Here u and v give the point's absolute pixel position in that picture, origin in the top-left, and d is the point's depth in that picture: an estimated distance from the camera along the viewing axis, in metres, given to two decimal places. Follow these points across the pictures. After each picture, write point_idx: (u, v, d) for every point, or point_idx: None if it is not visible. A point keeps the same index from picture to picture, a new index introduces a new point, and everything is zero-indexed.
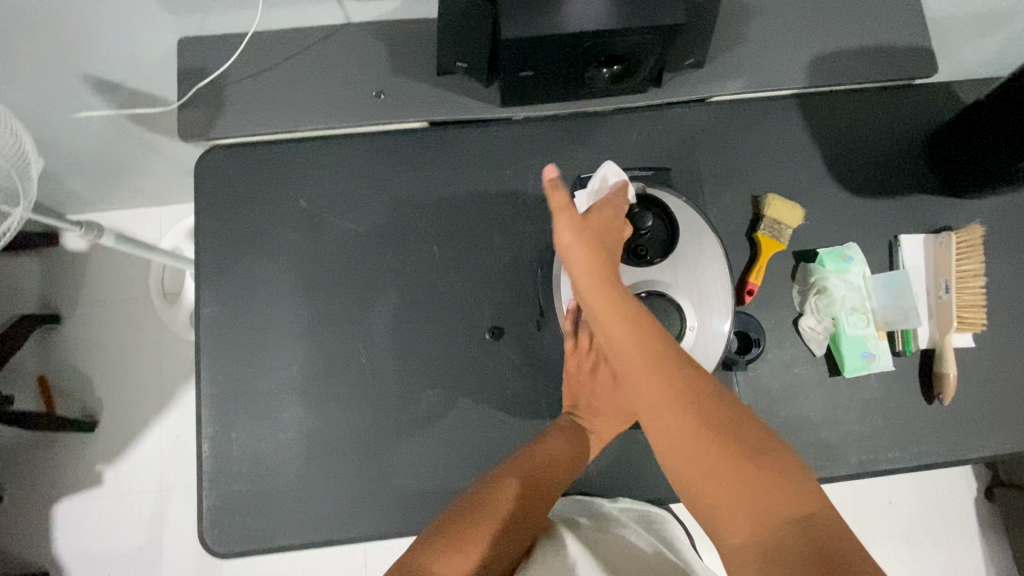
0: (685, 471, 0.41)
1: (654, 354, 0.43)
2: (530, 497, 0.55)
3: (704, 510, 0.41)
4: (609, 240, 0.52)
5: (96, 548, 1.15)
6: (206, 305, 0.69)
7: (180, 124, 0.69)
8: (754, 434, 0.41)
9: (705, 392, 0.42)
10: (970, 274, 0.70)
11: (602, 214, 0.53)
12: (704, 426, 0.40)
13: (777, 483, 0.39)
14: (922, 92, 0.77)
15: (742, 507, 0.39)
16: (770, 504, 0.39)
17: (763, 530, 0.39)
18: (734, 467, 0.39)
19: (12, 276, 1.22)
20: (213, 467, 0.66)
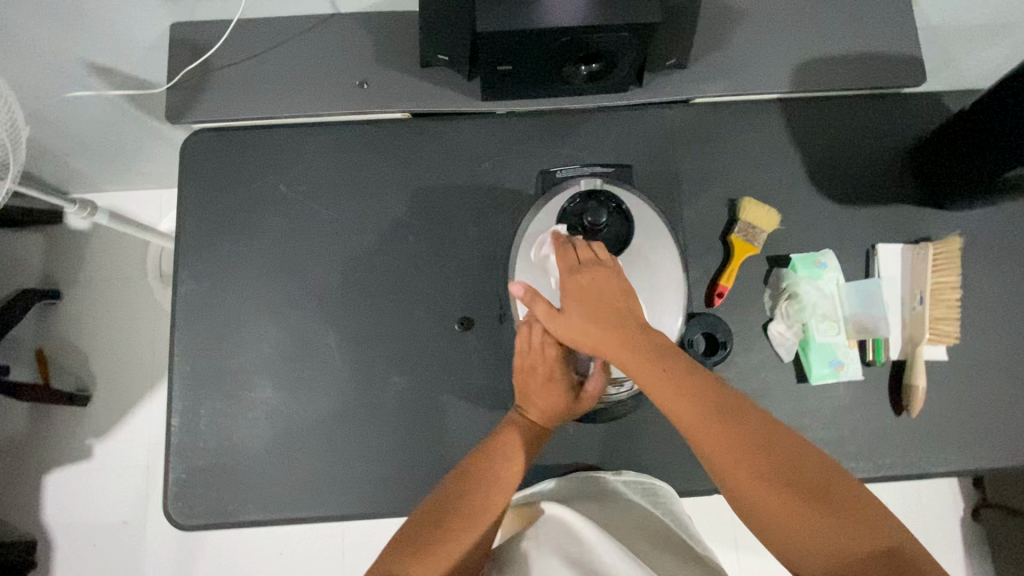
0: (761, 513, 0.46)
1: (708, 411, 0.49)
2: (495, 495, 0.54)
3: (786, 550, 0.46)
4: (596, 302, 0.54)
5: (82, 518, 1.17)
6: (185, 283, 0.71)
7: (168, 106, 0.71)
8: (818, 472, 0.46)
9: (769, 441, 0.47)
10: (947, 286, 0.69)
11: (575, 281, 0.55)
12: (768, 470, 0.46)
13: (853, 517, 0.44)
14: (910, 101, 0.76)
15: (820, 543, 0.44)
16: (847, 535, 0.44)
17: (845, 559, 0.43)
18: (808, 507, 0.45)
19: (16, 250, 1.25)
20: (182, 440, 0.67)
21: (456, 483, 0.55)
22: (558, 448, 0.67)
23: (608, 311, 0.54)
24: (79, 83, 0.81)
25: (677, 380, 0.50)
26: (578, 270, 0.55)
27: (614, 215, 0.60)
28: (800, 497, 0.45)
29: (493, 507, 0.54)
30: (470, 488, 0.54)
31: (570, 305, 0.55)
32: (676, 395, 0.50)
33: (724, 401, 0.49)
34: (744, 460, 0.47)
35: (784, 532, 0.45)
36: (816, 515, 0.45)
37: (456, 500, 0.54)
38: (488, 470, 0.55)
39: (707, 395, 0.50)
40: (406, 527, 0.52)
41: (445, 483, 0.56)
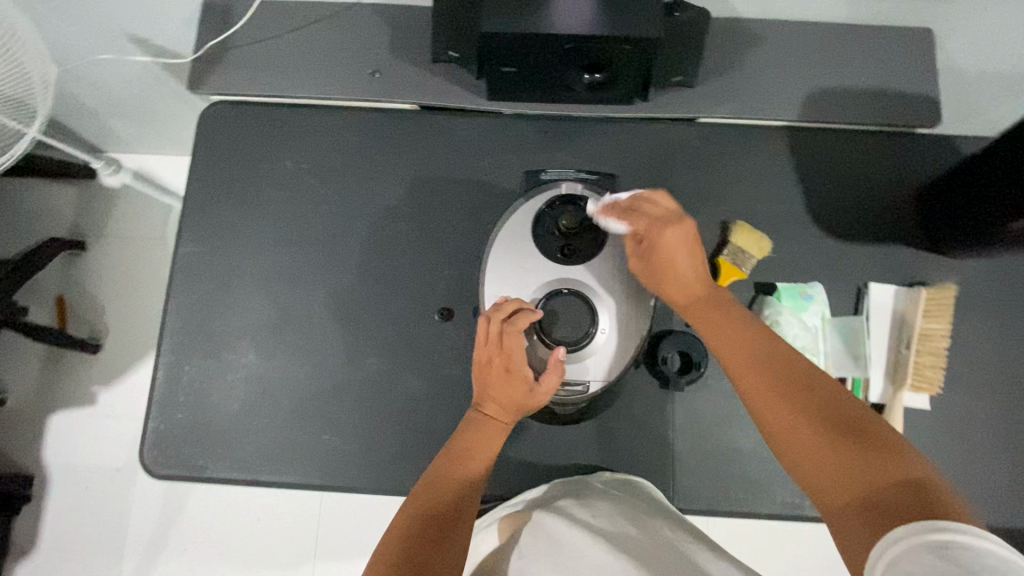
0: (792, 452, 0.44)
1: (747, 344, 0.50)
2: (465, 493, 0.54)
3: (812, 485, 0.42)
4: (684, 253, 0.56)
5: (78, 461, 1.23)
6: (186, 245, 0.74)
7: (191, 77, 0.75)
8: (849, 410, 0.43)
9: (802, 377, 0.46)
10: (936, 333, 0.67)
11: (674, 236, 0.56)
12: (798, 399, 0.45)
13: (880, 451, 0.40)
14: (923, 142, 0.74)
15: (841, 471, 0.41)
16: (869, 465, 0.40)
17: (868, 493, 0.39)
18: (833, 439, 0.42)
19: (49, 199, 1.32)
20: (164, 393, 0.70)
21: (422, 484, 0.54)
22: (521, 447, 0.68)
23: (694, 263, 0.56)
24: (115, 47, 0.85)
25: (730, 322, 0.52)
26: (667, 221, 0.56)
27: (590, 221, 0.63)
28: (825, 430, 0.43)
29: (460, 499, 0.53)
30: (430, 488, 0.54)
31: (657, 250, 0.56)
32: (722, 331, 0.52)
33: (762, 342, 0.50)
34: (775, 394, 0.46)
35: (807, 466, 0.43)
36: (842, 447, 0.41)
37: (426, 503, 0.52)
38: (452, 471, 0.55)
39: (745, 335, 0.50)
40: (384, 535, 0.51)
41: (413, 491, 0.54)
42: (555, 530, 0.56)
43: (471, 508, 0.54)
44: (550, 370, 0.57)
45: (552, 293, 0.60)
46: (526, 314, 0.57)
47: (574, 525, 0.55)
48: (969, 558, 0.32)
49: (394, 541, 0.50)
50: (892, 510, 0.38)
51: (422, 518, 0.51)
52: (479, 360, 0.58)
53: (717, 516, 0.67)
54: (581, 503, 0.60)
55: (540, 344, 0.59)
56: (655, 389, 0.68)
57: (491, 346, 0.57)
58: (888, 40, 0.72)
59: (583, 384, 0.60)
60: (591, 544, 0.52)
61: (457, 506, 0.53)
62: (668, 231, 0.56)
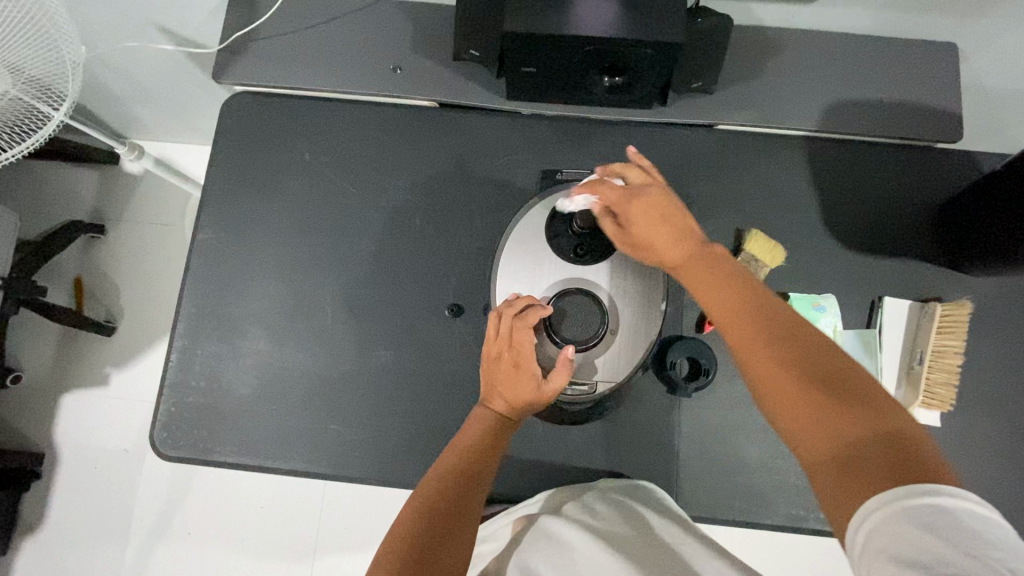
0: (779, 411, 0.44)
1: (732, 297, 0.49)
2: (472, 490, 0.54)
3: (793, 439, 0.43)
4: (659, 225, 0.53)
5: (88, 441, 1.25)
6: (204, 231, 0.75)
7: (217, 67, 0.76)
8: (835, 369, 0.43)
9: (792, 335, 0.46)
10: (950, 350, 0.66)
11: (641, 206, 0.54)
12: (780, 355, 0.45)
13: (862, 410, 0.41)
14: (942, 157, 0.73)
15: (820, 427, 0.41)
16: (849, 422, 0.41)
17: (849, 451, 0.40)
18: (821, 397, 0.42)
19: (72, 182, 1.35)
20: (176, 376, 0.72)
21: (428, 479, 0.54)
22: (525, 446, 0.68)
23: (670, 227, 0.53)
24: (144, 35, 0.87)
25: (713, 273, 0.50)
26: (638, 195, 0.55)
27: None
28: (811, 388, 0.42)
29: (465, 494, 0.53)
30: (437, 483, 0.54)
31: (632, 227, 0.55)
32: (705, 285, 0.50)
33: (754, 299, 0.48)
34: (764, 353, 0.45)
35: (787, 419, 0.43)
36: (826, 405, 0.42)
37: (433, 499, 0.52)
38: (458, 466, 0.55)
39: (737, 292, 0.49)
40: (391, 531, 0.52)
41: (419, 486, 0.54)
42: (560, 535, 0.56)
43: (478, 504, 0.54)
44: (558, 368, 0.56)
45: (563, 291, 0.60)
46: (536, 310, 0.57)
47: (580, 530, 0.56)
48: (948, 523, 0.34)
49: (399, 538, 0.50)
50: (871, 469, 0.38)
51: (430, 516, 0.51)
52: (488, 355, 0.58)
53: (719, 523, 0.66)
54: (586, 509, 0.60)
55: (549, 342, 0.59)
56: (661, 394, 0.68)
57: (501, 342, 0.57)
58: (912, 53, 0.72)
59: (591, 385, 0.60)
60: (597, 553, 0.53)
61: (462, 503, 0.53)
62: (639, 204, 0.54)
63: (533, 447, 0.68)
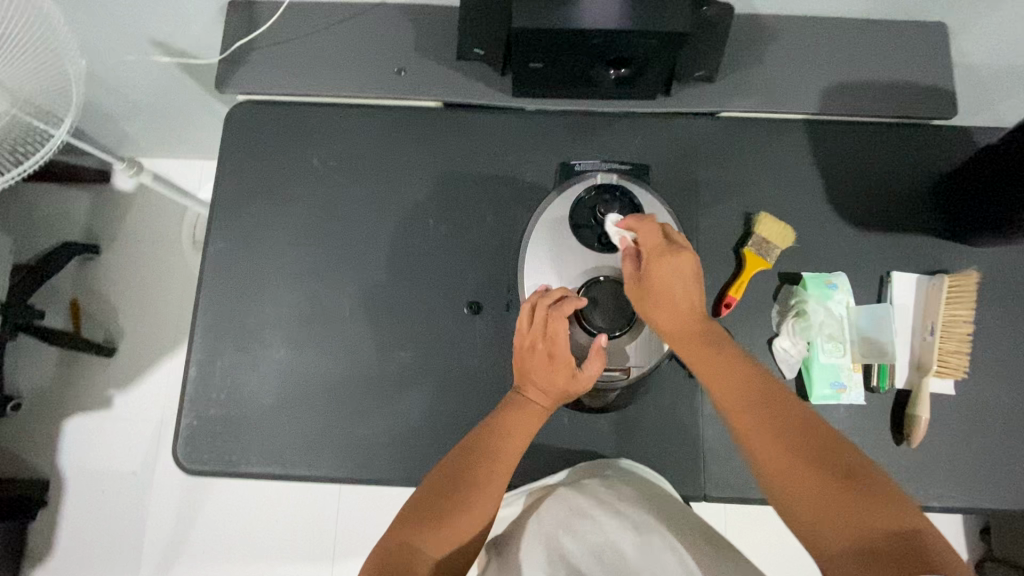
0: (795, 497, 0.47)
1: (747, 386, 0.53)
2: (498, 471, 0.55)
3: (812, 527, 0.46)
4: (680, 295, 0.56)
5: (94, 465, 1.22)
6: (215, 242, 0.75)
7: (218, 77, 0.75)
8: (845, 459, 0.48)
9: (807, 429, 0.50)
10: (959, 320, 0.69)
11: (670, 273, 0.56)
12: (795, 446, 0.49)
13: (876, 504, 0.44)
14: (939, 133, 0.75)
15: (838, 517, 0.45)
16: (865, 514, 0.44)
17: (867, 541, 0.43)
18: (836, 488, 0.46)
19: (62, 203, 1.32)
20: (196, 390, 0.71)
21: (458, 461, 0.55)
22: (552, 437, 0.68)
23: (686, 300, 0.57)
24: (139, 50, 0.86)
25: (727, 362, 0.54)
26: (668, 253, 0.57)
27: (627, 209, 0.63)
28: (826, 477, 0.46)
29: (495, 480, 0.54)
30: (469, 467, 0.54)
31: (653, 281, 0.57)
32: (721, 372, 0.54)
33: (770, 391, 0.52)
34: (783, 445, 0.49)
35: (805, 507, 0.46)
36: (842, 497, 0.45)
37: (459, 472, 0.54)
38: (487, 449, 0.56)
39: (752, 384, 0.53)
40: (412, 505, 0.53)
41: (449, 460, 0.56)
42: (576, 507, 0.57)
43: (501, 486, 0.55)
44: (593, 356, 0.57)
45: (592, 282, 0.61)
46: (571, 301, 0.58)
47: (597, 505, 0.57)
48: None
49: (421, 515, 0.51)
50: (889, 557, 0.42)
51: (454, 489, 0.53)
52: (523, 344, 0.58)
53: (749, 502, 0.68)
54: (604, 484, 0.61)
55: (581, 330, 0.60)
56: (684, 379, 0.69)
57: (535, 331, 0.58)
58: (904, 34, 0.74)
59: (624, 369, 0.61)
60: (611, 532, 0.53)
61: (489, 489, 0.54)
62: (666, 263, 0.56)
63: (561, 440, 0.68)
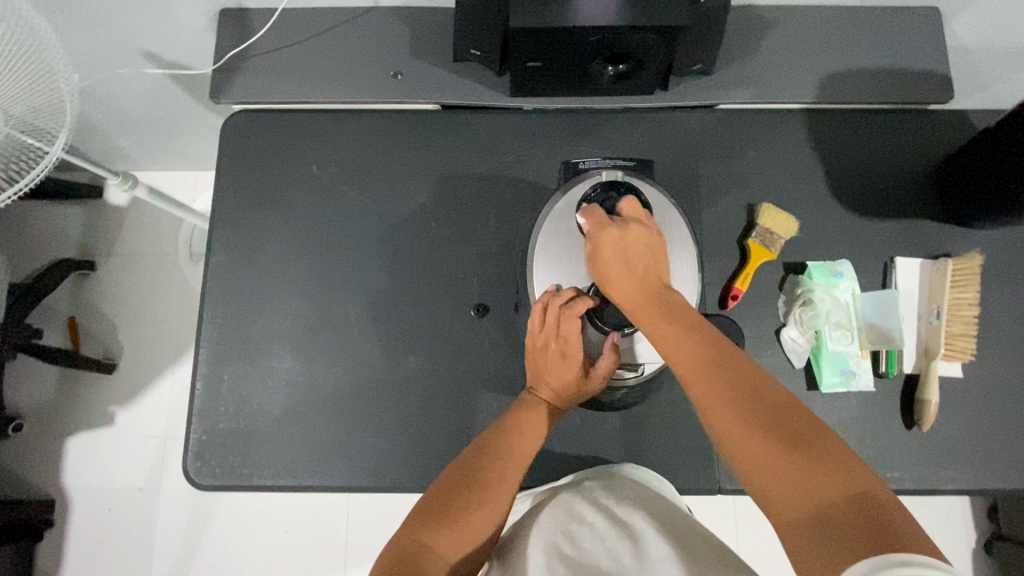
0: (744, 458, 0.44)
1: (698, 348, 0.50)
2: (513, 466, 0.55)
3: (765, 492, 0.43)
4: (627, 261, 0.57)
5: (99, 483, 1.21)
6: (216, 254, 0.74)
7: (212, 88, 0.75)
8: (800, 421, 0.44)
9: (755, 395, 0.46)
10: (965, 302, 0.69)
11: (615, 240, 0.57)
12: (743, 404, 0.46)
13: (829, 467, 0.41)
14: (935, 117, 0.76)
15: (787, 479, 0.42)
16: (817, 478, 0.41)
17: (818, 506, 0.40)
18: (787, 450, 0.43)
19: (56, 220, 1.31)
20: (204, 404, 0.70)
21: (472, 458, 0.55)
22: (565, 436, 0.68)
23: (638, 265, 0.57)
24: (131, 63, 0.85)
25: (678, 324, 0.52)
26: (612, 225, 0.58)
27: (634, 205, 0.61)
28: (775, 438, 0.43)
29: (510, 476, 0.54)
30: (484, 463, 0.54)
31: (603, 251, 0.57)
32: (671, 334, 0.52)
33: (724, 357, 0.49)
34: (730, 405, 0.46)
35: (756, 470, 0.43)
36: (791, 459, 0.42)
37: (470, 469, 0.53)
38: (501, 447, 0.56)
39: (706, 350, 0.50)
40: (424, 505, 0.52)
41: (461, 459, 0.55)
42: (576, 510, 0.56)
43: (516, 481, 0.54)
44: (606, 354, 0.57)
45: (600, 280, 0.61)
46: (584, 300, 0.57)
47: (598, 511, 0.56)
48: None
49: (434, 513, 0.50)
50: (841, 522, 0.39)
51: (464, 486, 0.52)
52: (535, 344, 0.59)
53: None
54: (606, 489, 0.60)
55: (592, 329, 0.60)
56: None
57: (546, 330, 0.58)
58: (898, 19, 0.74)
59: (636, 367, 0.61)
60: (608, 539, 0.52)
61: (505, 484, 0.53)
62: (610, 233, 0.58)
63: (574, 439, 0.68)
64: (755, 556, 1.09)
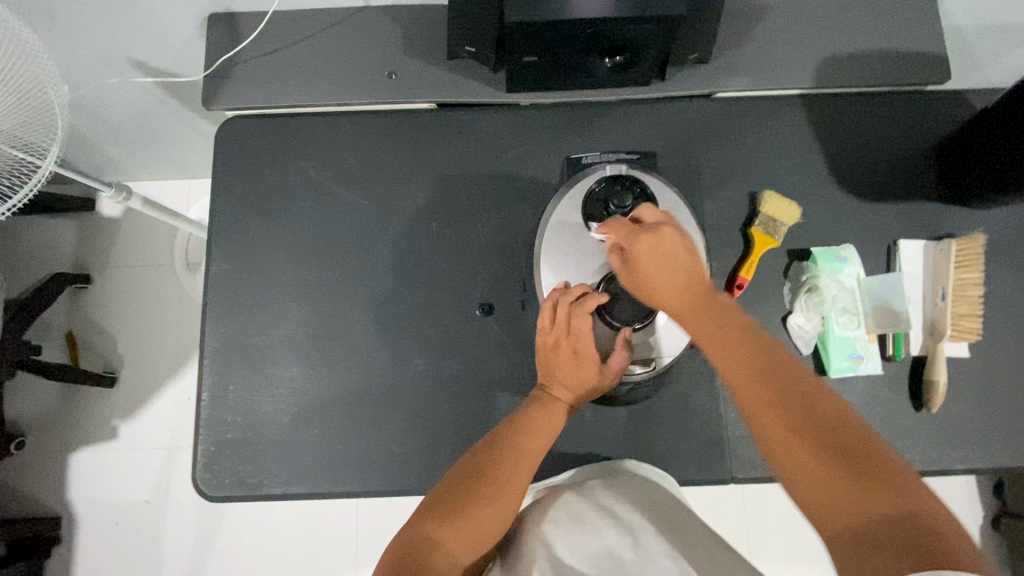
0: (793, 471, 0.45)
1: (748, 357, 0.50)
2: (522, 464, 0.54)
3: (811, 502, 0.44)
4: (666, 267, 0.54)
5: (105, 497, 1.20)
6: (215, 263, 0.73)
7: (205, 95, 0.74)
8: (851, 435, 0.45)
9: (807, 408, 0.46)
10: (969, 283, 0.69)
11: (651, 248, 0.55)
12: (794, 417, 0.46)
13: (880, 484, 0.42)
14: (933, 98, 0.75)
15: (837, 495, 0.42)
16: (867, 494, 0.42)
17: (869, 522, 0.41)
18: (838, 465, 0.43)
19: (49, 234, 1.30)
20: (211, 415, 0.70)
21: (481, 454, 0.54)
22: (575, 432, 0.68)
23: (677, 272, 0.54)
24: (119, 72, 0.84)
25: (726, 331, 0.51)
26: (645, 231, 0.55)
27: (639, 199, 0.62)
28: (827, 454, 0.44)
29: (519, 474, 0.53)
30: (493, 460, 0.53)
31: (639, 261, 0.55)
32: (718, 342, 0.51)
33: (775, 367, 0.49)
34: (782, 418, 0.46)
35: (805, 483, 0.44)
36: (842, 474, 0.43)
37: (481, 467, 0.53)
38: (513, 444, 0.55)
39: (756, 357, 0.49)
40: (430, 501, 0.51)
41: (470, 455, 0.55)
42: (582, 509, 0.55)
43: (525, 480, 0.53)
44: (617, 350, 0.58)
45: (609, 275, 0.61)
46: (595, 296, 0.58)
47: (600, 511, 0.55)
48: None
49: (440, 510, 0.50)
50: (890, 538, 0.40)
51: (475, 485, 0.52)
52: (546, 342, 0.59)
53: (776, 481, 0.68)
54: (606, 486, 0.59)
55: (602, 325, 0.60)
56: (702, 363, 0.69)
57: (558, 327, 0.58)
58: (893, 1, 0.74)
59: (647, 362, 0.60)
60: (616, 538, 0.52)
61: (512, 483, 0.52)
62: (645, 241, 0.55)
63: (585, 435, 0.68)
64: (765, 542, 1.10)
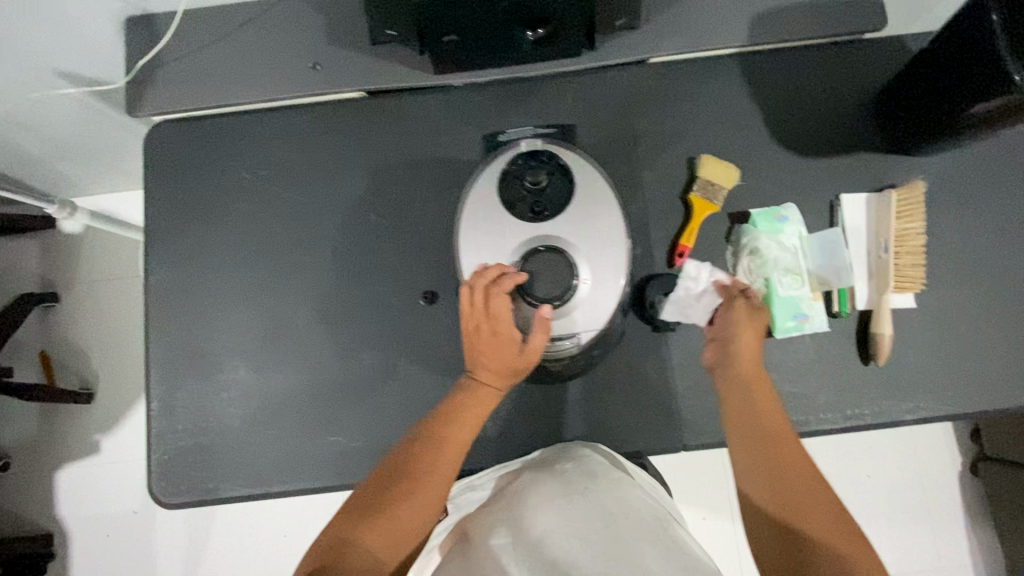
0: (782, 506, 0.52)
1: (763, 410, 0.58)
2: (443, 457, 0.55)
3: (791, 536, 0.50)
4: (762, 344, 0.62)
5: (94, 510, 1.22)
6: (156, 271, 0.73)
7: (129, 102, 0.72)
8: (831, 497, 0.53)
9: (794, 462, 0.55)
10: (912, 233, 0.69)
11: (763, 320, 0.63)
12: (789, 467, 0.54)
13: (852, 539, 0.49)
14: (871, 46, 0.74)
15: (814, 533, 0.50)
16: (839, 539, 0.49)
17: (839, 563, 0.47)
18: (820, 514, 0.51)
19: (13, 255, 1.29)
20: (163, 423, 0.70)
21: (404, 452, 0.56)
22: (525, 413, 0.68)
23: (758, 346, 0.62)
24: None
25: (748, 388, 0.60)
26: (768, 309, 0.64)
27: (554, 173, 0.62)
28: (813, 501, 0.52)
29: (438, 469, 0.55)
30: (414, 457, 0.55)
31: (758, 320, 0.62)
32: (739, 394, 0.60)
33: (778, 426, 0.57)
34: (779, 465, 0.55)
35: (788, 518, 0.51)
36: (823, 522, 0.50)
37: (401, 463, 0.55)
38: (436, 433, 0.56)
39: (766, 413, 0.58)
40: (354, 501, 0.54)
41: (395, 453, 0.56)
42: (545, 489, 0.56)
43: (445, 474, 0.55)
44: (538, 328, 0.57)
45: (531, 252, 0.60)
46: (509, 278, 0.58)
47: (568, 494, 0.55)
48: None
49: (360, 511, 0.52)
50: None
51: (393, 481, 0.54)
52: (468, 328, 0.58)
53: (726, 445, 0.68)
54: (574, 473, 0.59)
55: (526, 306, 0.59)
56: (648, 334, 0.69)
57: (479, 315, 0.58)
58: None
59: (573, 336, 0.60)
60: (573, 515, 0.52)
61: (433, 479, 0.54)
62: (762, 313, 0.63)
63: (535, 413, 0.68)
64: None
